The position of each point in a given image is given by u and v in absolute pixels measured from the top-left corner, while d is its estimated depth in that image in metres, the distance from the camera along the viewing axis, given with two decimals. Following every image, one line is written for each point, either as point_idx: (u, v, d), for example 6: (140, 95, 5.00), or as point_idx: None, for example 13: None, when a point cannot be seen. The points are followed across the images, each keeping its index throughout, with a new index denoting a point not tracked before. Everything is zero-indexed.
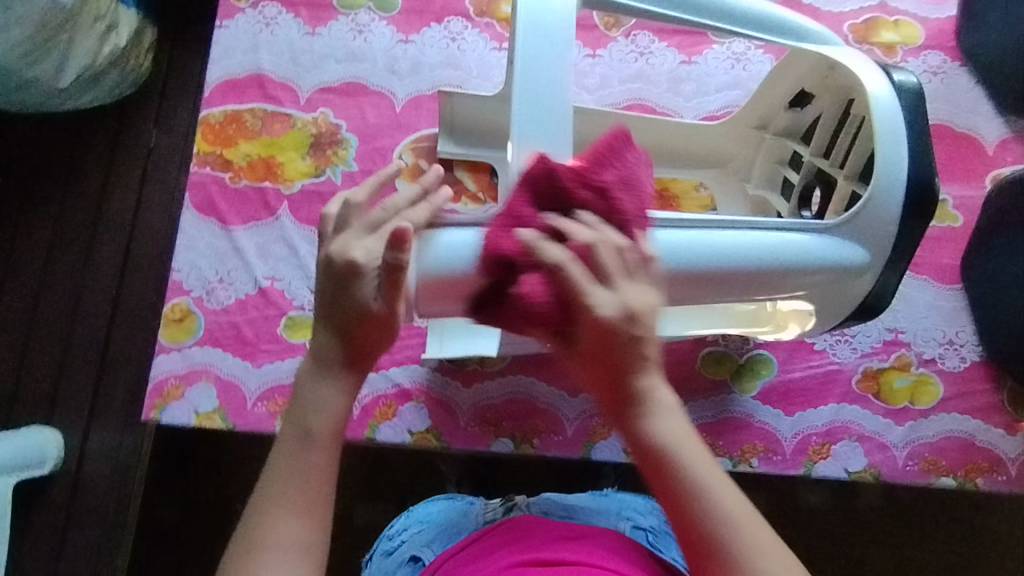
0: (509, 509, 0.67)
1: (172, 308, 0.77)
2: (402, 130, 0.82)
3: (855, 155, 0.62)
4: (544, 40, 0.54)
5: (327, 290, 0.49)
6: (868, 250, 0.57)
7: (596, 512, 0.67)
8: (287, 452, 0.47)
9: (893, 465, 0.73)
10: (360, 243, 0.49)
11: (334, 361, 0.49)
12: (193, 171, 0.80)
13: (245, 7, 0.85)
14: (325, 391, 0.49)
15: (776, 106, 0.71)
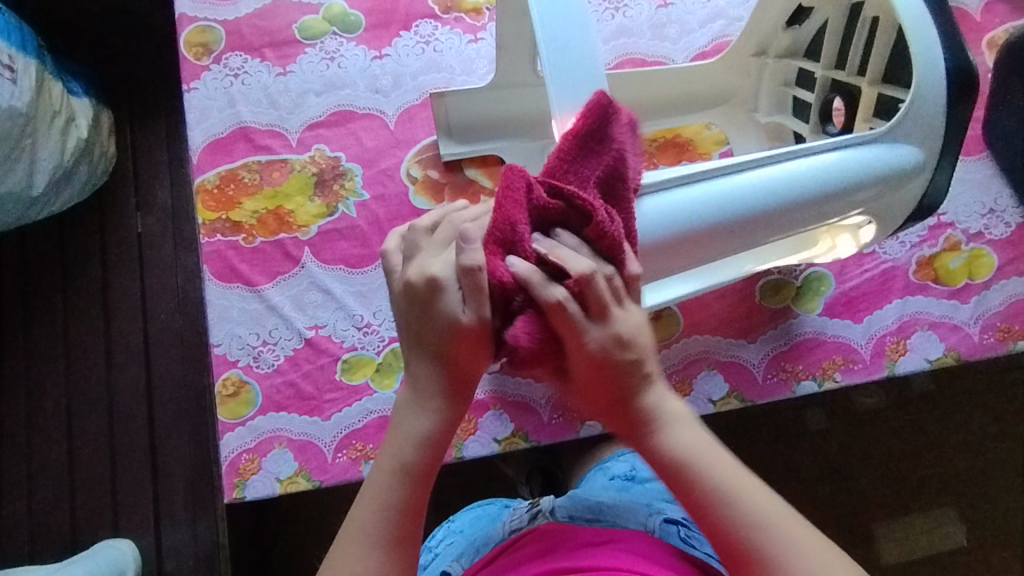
0: (535, 516, 0.62)
1: (223, 384, 0.74)
2: (402, 146, 0.81)
3: (874, 58, 0.62)
4: (560, 21, 0.54)
5: (410, 315, 0.48)
6: (920, 147, 0.58)
7: (624, 512, 0.61)
8: (384, 486, 0.47)
9: (971, 343, 0.73)
10: (438, 261, 0.48)
11: (428, 386, 0.49)
12: (204, 242, 0.77)
13: (209, 63, 0.83)
14: (419, 421, 0.48)
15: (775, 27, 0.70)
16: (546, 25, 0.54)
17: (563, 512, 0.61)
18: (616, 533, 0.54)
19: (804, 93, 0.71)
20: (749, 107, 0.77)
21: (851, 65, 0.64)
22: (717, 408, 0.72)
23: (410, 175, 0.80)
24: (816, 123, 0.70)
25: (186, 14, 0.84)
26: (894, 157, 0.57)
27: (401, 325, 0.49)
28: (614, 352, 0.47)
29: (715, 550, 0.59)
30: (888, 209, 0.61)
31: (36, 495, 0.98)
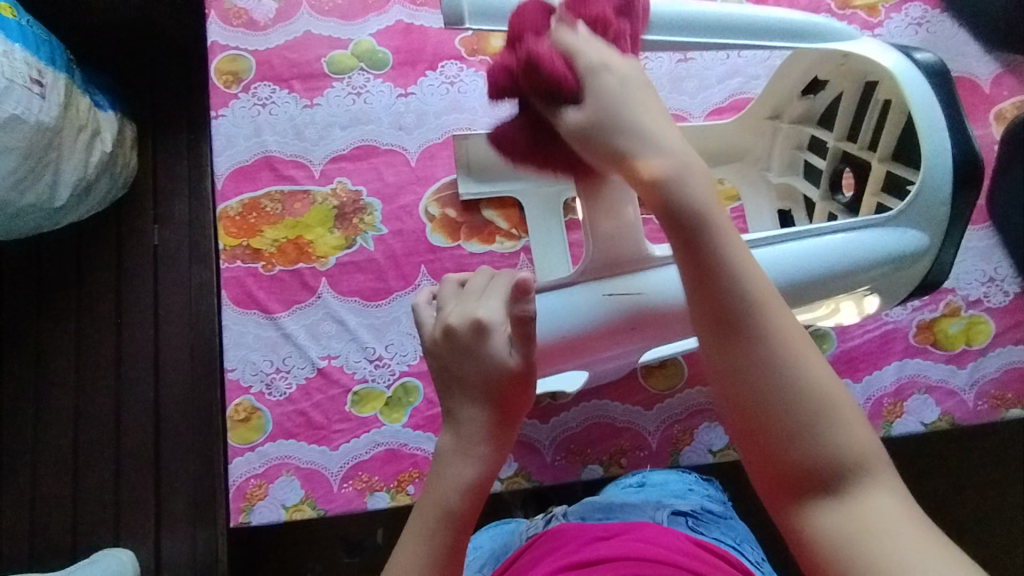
0: (549, 520, 0.65)
1: (235, 409, 0.76)
2: (422, 183, 0.83)
3: (886, 138, 0.66)
4: None
5: (452, 362, 0.46)
6: (925, 233, 0.61)
7: (633, 509, 0.64)
8: (428, 534, 0.44)
9: (966, 408, 0.75)
10: (482, 304, 0.46)
11: (471, 432, 0.46)
12: (224, 267, 0.79)
13: (238, 92, 0.85)
14: (460, 470, 0.45)
15: (790, 96, 0.73)
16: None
17: (575, 515, 0.65)
18: (626, 525, 0.56)
19: (815, 159, 0.75)
20: (761, 166, 0.80)
21: (862, 139, 0.68)
22: (716, 458, 0.74)
23: (429, 213, 0.82)
24: (825, 189, 0.74)
25: (218, 42, 0.86)
26: (904, 242, 0.60)
27: (438, 370, 0.47)
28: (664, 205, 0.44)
29: (724, 536, 0.63)
30: (893, 285, 0.63)
31: (40, 499, 1.00)
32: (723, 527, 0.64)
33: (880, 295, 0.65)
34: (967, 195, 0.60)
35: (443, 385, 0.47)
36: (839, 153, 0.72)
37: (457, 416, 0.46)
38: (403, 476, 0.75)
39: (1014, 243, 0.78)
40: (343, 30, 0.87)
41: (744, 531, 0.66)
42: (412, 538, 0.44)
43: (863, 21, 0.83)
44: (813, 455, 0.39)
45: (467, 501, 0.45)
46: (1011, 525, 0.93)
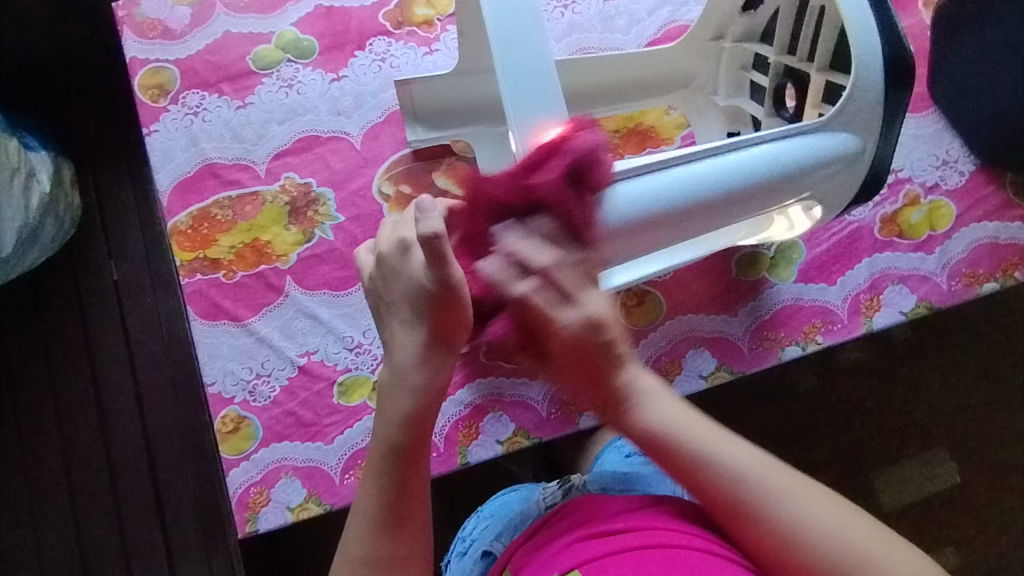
0: (568, 490, 0.63)
1: (222, 421, 0.74)
2: (372, 165, 0.81)
3: (824, 47, 0.65)
4: (516, 19, 0.56)
5: (384, 290, 0.54)
6: (859, 136, 0.61)
7: (653, 480, 0.63)
8: (378, 468, 0.53)
9: (941, 291, 0.76)
10: (410, 227, 0.54)
11: (406, 361, 0.53)
12: (185, 282, 0.77)
13: (166, 104, 0.82)
14: (402, 401, 0.53)
15: (732, 15, 0.72)
16: (500, 26, 0.56)
17: (595, 485, 0.63)
18: (651, 496, 0.56)
19: (760, 78, 0.73)
20: (708, 90, 0.79)
21: (801, 51, 0.67)
22: (709, 383, 0.75)
23: (384, 193, 0.81)
24: (770, 109, 0.72)
25: (137, 57, 0.83)
26: (835, 145, 0.60)
27: (381, 298, 0.54)
28: (584, 335, 0.48)
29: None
30: (836, 191, 0.64)
31: (46, 554, 0.98)
32: None
33: (820, 203, 0.65)
34: (896, 96, 0.60)
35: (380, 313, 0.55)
36: (780, 69, 0.70)
37: (392, 342, 0.54)
38: None
39: (962, 123, 0.79)
40: (263, 24, 0.84)
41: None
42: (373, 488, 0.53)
43: None
44: (764, 530, 0.48)
45: (406, 432, 0.53)
46: (1004, 402, 0.95)
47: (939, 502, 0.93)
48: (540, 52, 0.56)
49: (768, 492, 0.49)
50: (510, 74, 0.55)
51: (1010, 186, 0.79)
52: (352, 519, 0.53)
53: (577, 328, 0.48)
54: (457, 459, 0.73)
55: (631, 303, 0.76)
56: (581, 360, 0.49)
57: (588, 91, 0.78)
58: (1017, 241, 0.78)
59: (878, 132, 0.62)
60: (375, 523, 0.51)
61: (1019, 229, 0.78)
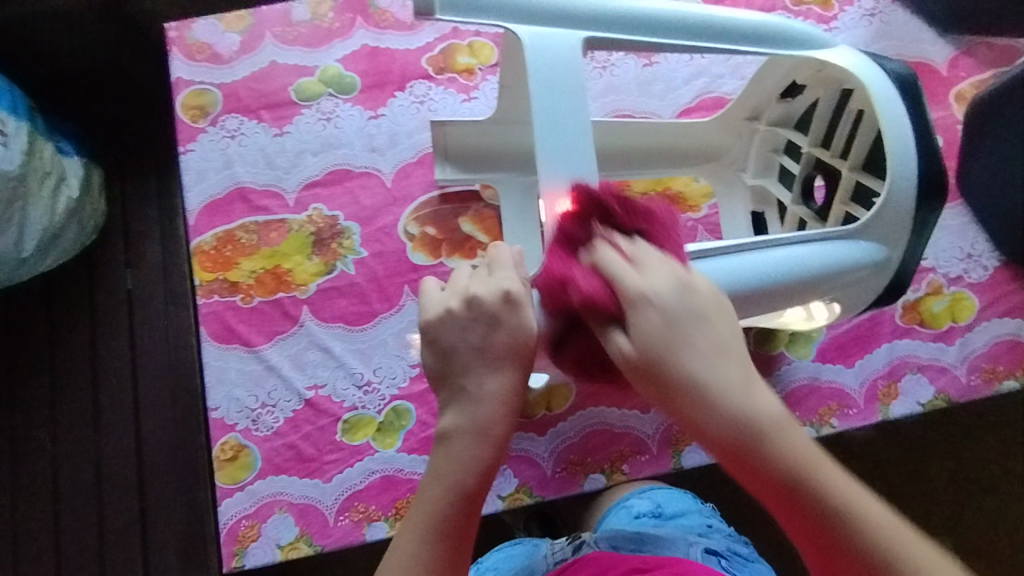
0: (578, 546, 0.62)
1: (222, 448, 0.73)
2: (400, 203, 0.82)
3: (858, 147, 0.66)
4: (553, 93, 0.57)
5: (473, 333, 0.49)
6: (886, 244, 0.61)
7: (665, 541, 0.62)
8: (436, 508, 0.46)
9: (959, 385, 0.75)
10: (497, 277, 0.50)
11: (486, 407, 0.48)
12: (202, 303, 0.77)
13: (205, 125, 0.84)
14: (463, 446, 0.47)
15: (769, 101, 0.74)
16: (542, 104, 0.57)
17: (606, 542, 0.61)
18: (665, 558, 0.54)
19: (791, 164, 0.74)
20: (736, 167, 0.80)
21: (835, 147, 0.68)
22: (719, 456, 0.73)
23: (408, 232, 0.81)
24: (797, 195, 0.73)
25: (183, 77, 0.85)
26: (864, 253, 0.60)
27: (454, 343, 0.49)
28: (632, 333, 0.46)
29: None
30: (857, 294, 0.63)
31: (22, 560, 0.95)
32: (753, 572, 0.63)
33: (842, 303, 0.65)
34: (929, 208, 0.61)
35: (458, 357, 0.48)
36: (813, 159, 0.71)
37: (472, 390, 0.48)
38: (401, 503, 0.72)
39: (986, 218, 0.79)
40: (309, 58, 0.87)
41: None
42: (407, 542, 0.46)
43: (817, 16, 0.86)
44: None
45: (473, 475, 0.47)
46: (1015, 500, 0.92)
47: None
48: (579, 134, 0.57)
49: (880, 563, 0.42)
50: (549, 155, 0.56)
51: None
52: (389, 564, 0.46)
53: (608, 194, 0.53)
54: None
55: None
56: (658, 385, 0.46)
57: (619, 152, 0.79)
58: None
59: (907, 240, 0.61)
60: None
61: None
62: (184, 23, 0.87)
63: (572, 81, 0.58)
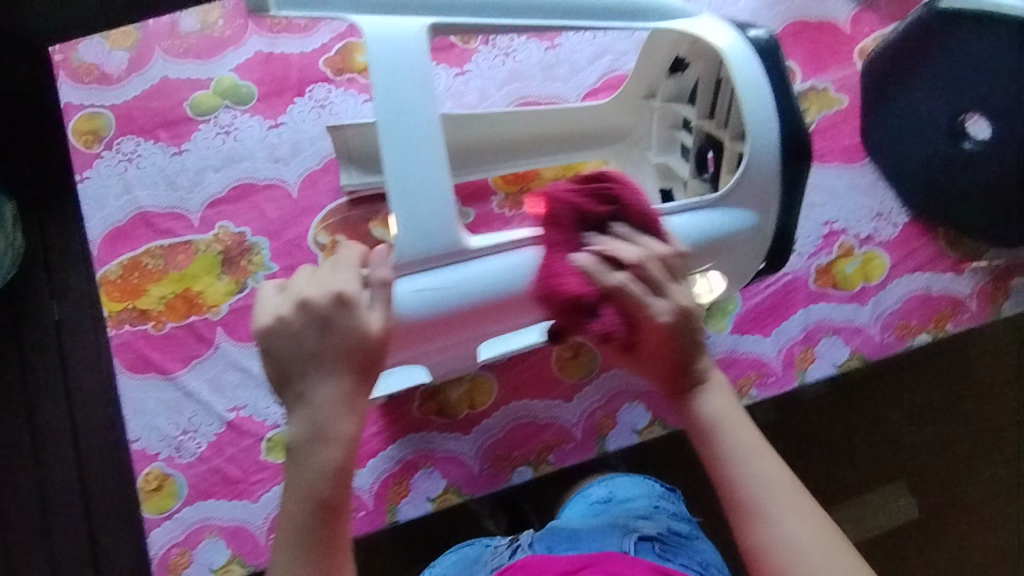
0: (514, 550, 0.63)
1: (145, 478, 0.72)
2: (308, 213, 0.80)
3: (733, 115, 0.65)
4: (402, 78, 0.54)
5: (309, 339, 0.48)
6: (752, 209, 0.61)
7: (600, 534, 0.61)
8: (302, 517, 0.46)
9: (873, 344, 0.76)
10: (333, 280, 0.49)
11: (325, 411, 0.47)
12: (113, 334, 0.76)
13: (100, 150, 0.81)
14: (315, 453, 0.47)
15: (659, 78, 0.74)
16: (388, 93, 0.54)
17: (541, 543, 0.62)
18: (592, 555, 0.53)
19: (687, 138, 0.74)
20: (643, 146, 0.78)
21: (718, 117, 0.68)
22: (642, 437, 0.74)
23: (318, 242, 0.80)
24: (693, 168, 0.72)
25: (73, 102, 0.82)
26: (727, 220, 0.60)
27: (289, 347, 0.48)
28: (676, 323, 0.52)
29: (690, 562, 0.60)
30: (730, 262, 0.63)
31: None
32: (691, 553, 0.62)
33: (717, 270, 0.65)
34: (795, 167, 0.61)
35: (292, 364, 0.48)
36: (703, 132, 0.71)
37: (309, 397, 0.48)
38: None
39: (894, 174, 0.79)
40: (202, 70, 0.84)
41: (712, 556, 0.63)
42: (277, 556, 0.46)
43: None
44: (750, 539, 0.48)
45: (330, 484, 0.46)
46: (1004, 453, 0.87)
47: (946, 547, 0.85)
48: (428, 122, 0.55)
49: (771, 512, 0.48)
50: (396, 145, 0.54)
51: (946, 238, 0.78)
52: None
53: (669, 315, 0.52)
54: (386, 517, 0.72)
55: (565, 355, 0.76)
56: (670, 351, 0.53)
57: (520, 142, 0.78)
58: (950, 293, 0.77)
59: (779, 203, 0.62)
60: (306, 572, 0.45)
61: (953, 280, 0.78)
62: (68, 44, 0.84)
63: (421, 66, 0.55)
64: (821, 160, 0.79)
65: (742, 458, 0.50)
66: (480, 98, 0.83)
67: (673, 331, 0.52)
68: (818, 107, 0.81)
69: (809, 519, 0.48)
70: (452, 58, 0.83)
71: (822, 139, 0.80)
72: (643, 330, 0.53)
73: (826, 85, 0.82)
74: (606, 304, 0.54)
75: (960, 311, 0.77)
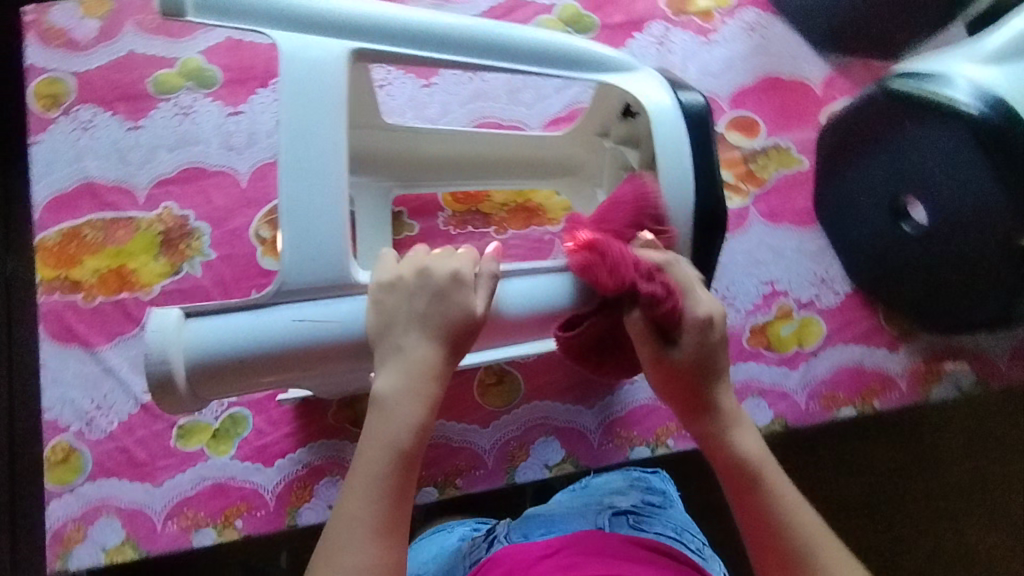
0: (492, 542, 0.66)
1: (53, 449, 0.73)
2: (253, 205, 0.80)
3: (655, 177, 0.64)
4: (306, 99, 0.53)
5: (212, 381, 0.51)
6: None
7: (573, 516, 0.67)
8: (381, 471, 0.49)
9: (798, 410, 0.76)
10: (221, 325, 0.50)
11: (414, 371, 0.50)
12: (42, 301, 0.76)
13: (57, 116, 0.81)
14: (400, 409, 0.50)
15: (608, 117, 0.72)
16: (289, 112, 0.53)
17: (518, 532, 0.66)
18: (569, 539, 0.55)
19: None
20: (594, 182, 0.77)
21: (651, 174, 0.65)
22: (552, 473, 0.74)
23: (259, 235, 0.79)
24: None
25: (36, 64, 0.82)
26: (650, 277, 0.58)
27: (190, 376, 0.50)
28: (711, 326, 0.55)
29: (664, 529, 0.66)
30: None
31: None
32: (663, 519, 0.68)
33: None
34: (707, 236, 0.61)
35: (200, 395, 0.51)
36: None
37: (389, 362, 0.51)
38: (230, 510, 0.72)
39: (841, 243, 0.79)
40: (170, 48, 0.84)
41: (683, 520, 0.69)
42: (365, 508, 0.48)
43: (697, 28, 0.85)
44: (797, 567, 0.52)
45: (413, 437, 0.50)
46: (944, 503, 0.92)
47: None
48: (330, 149, 0.53)
49: (811, 543, 0.52)
50: (293, 172, 0.52)
51: (883, 315, 0.79)
52: (334, 528, 0.48)
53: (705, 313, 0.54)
54: (285, 519, 0.72)
55: (489, 381, 0.76)
56: (695, 368, 0.55)
57: (467, 160, 0.77)
58: (882, 369, 0.77)
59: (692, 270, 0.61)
60: (371, 538, 0.47)
61: (886, 357, 0.77)
62: (41, 5, 0.84)
63: (328, 90, 0.53)
64: (770, 219, 0.80)
65: (784, 490, 0.55)
66: (441, 112, 0.83)
67: (706, 350, 0.55)
68: (778, 163, 0.82)
69: (838, 544, 0.53)
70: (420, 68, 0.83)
71: (774, 198, 0.81)
72: (676, 334, 0.54)
73: (788, 144, 0.83)
74: (648, 285, 0.52)
75: (888, 389, 0.76)
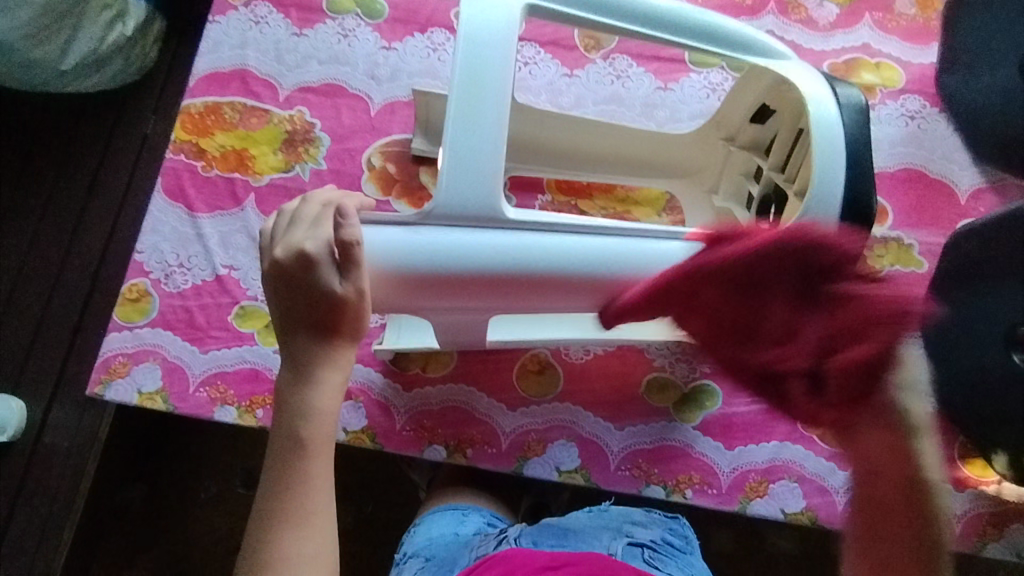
0: (500, 541, 0.64)
1: (130, 288, 0.78)
2: (374, 134, 0.84)
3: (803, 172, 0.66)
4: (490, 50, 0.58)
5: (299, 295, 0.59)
6: None
7: (587, 535, 0.65)
8: (303, 463, 0.56)
9: (833, 510, 0.72)
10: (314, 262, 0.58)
11: (327, 373, 0.58)
12: (168, 157, 0.82)
13: (238, 4, 0.88)
14: (318, 399, 0.57)
15: (769, 91, 0.70)
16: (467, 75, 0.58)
17: (528, 538, 0.64)
18: (576, 556, 0.55)
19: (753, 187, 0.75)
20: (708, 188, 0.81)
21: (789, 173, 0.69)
22: (560, 478, 0.72)
23: (370, 161, 0.83)
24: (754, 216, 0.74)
25: None
26: None
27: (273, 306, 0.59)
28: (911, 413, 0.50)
29: (678, 571, 0.63)
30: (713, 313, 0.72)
31: None
32: (679, 561, 0.65)
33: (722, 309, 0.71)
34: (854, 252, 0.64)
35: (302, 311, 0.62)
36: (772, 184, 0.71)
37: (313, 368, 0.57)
38: (257, 398, 0.75)
39: None
40: None
41: (702, 569, 0.66)
42: (289, 500, 0.54)
43: None
44: None
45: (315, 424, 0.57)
46: None
47: None
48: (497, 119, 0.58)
49: None
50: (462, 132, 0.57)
51: (959, 447, 0.73)
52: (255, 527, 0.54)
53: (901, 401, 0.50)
54: None
55: (530, 368, 0.76)
56: (886, 452, 0.51)
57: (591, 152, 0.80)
58: None
59: None
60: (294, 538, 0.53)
61: (949, 492, 0.71)
62: None
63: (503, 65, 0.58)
64: None
65: None
66: (574, 103, 0.84)
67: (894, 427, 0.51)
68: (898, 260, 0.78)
69: None
70: (568, 58, 0.85)
71: None
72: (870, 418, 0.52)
73: (911, 242, 0.79)
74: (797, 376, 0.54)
75: None
